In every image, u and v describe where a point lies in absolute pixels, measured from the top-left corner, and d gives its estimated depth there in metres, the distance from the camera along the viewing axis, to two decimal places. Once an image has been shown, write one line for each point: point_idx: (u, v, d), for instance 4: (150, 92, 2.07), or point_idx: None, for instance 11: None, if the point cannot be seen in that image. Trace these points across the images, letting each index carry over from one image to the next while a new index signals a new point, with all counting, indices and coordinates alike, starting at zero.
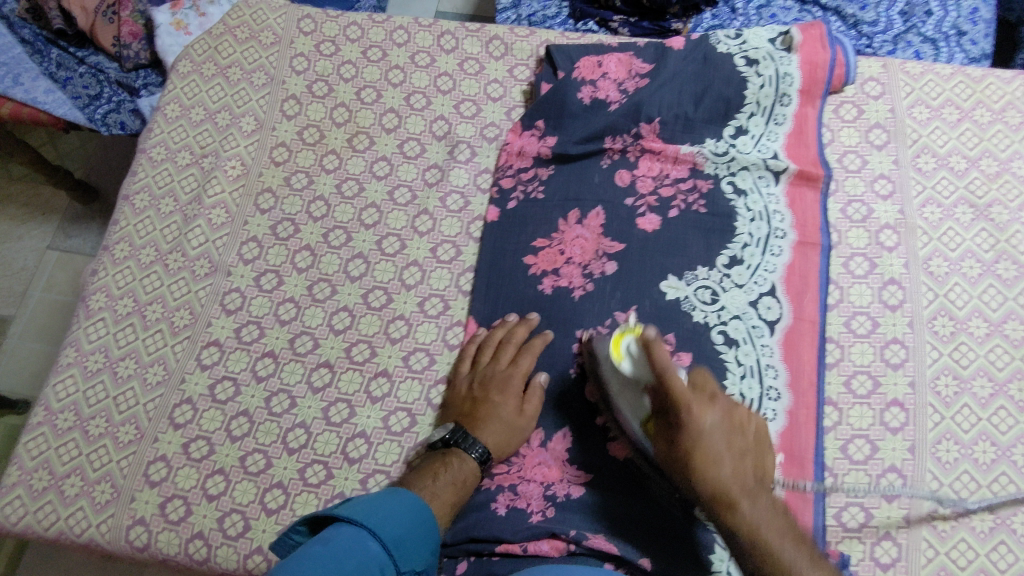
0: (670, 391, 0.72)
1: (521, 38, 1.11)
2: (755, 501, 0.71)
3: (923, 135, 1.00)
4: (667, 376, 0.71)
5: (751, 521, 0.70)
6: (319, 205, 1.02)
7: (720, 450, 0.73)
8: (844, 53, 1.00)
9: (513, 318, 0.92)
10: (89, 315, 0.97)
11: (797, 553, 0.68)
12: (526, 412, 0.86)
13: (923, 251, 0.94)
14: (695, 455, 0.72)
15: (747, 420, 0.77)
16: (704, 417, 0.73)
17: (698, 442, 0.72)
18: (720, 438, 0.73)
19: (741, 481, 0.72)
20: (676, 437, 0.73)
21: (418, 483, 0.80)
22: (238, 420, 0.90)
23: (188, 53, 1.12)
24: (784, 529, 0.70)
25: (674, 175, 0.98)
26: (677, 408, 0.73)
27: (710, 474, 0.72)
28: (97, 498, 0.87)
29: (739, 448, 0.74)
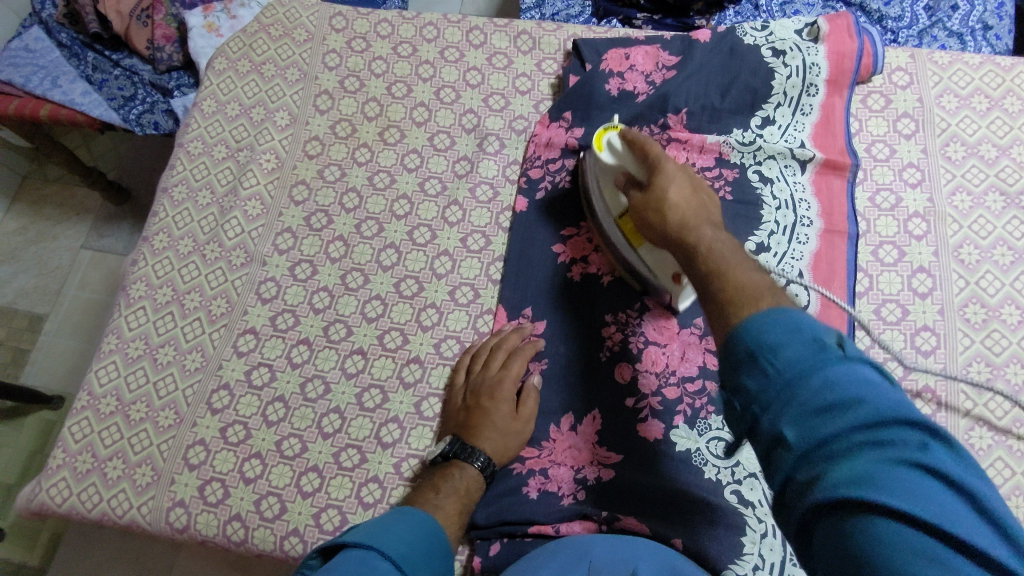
0: (652, 154, 0.79)
1: (549, 32, 1.13)
2: (717, 232, 0.69)
3: (952, 124, 1.00)
4: (646, 140, 0.80)
5: (708, 245, 0.67)
6: (351, 196, 1.04)
7: (685, 194, 0.75)
8: (872, 43, 1.01)
9: (504, 328, 0.93)
10: (130, 304, 1.00)
11: (744, 262, 0.63)
12: (522, 415, 0.86)
13: (953, 239, 0.94)
14: (662, 189, 0.75)
15: (709, 195, 0.77)
16: (668, 191, 0.75)
17: (668, 196, 0.74)
18: (679, 189, 0.75)
19: (701, 211, 0.73)
20: (659, 194, 0.75)
21: (420, 498, 0.79)
22: (275, 405, 0.92)
23: (224, 51, 1.15)
24: (748, 267, 0.62)
25: (700, 164, 0.99)
26: (655, 167, 0.78)
27: (674, 213, 0.73)
28: (138, 481, 0.90)
29: (702, 200, 0.76)
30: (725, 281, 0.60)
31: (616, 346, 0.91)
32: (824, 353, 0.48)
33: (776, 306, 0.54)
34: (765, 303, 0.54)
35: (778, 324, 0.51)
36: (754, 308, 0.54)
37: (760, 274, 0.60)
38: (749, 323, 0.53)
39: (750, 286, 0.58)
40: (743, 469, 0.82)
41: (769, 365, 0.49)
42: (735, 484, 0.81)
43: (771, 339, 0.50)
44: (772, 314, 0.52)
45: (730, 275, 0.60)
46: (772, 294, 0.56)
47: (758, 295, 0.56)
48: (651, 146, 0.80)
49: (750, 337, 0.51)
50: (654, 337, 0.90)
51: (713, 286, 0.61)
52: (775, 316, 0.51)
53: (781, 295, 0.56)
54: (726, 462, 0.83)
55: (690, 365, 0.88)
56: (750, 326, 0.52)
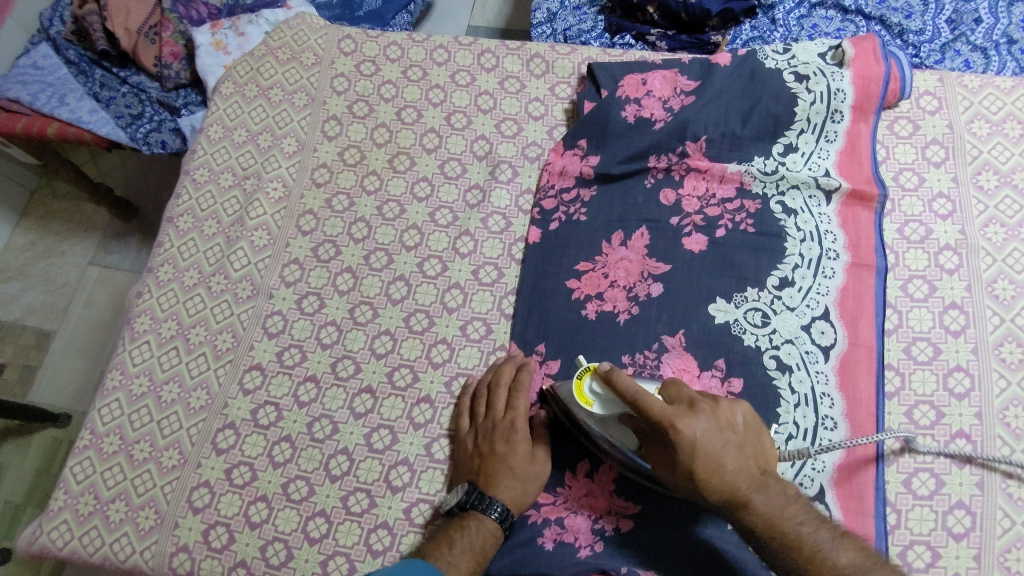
0: (652, 411, 0.68)
1: (562, 56, 1.10)
2: (768, 492, 0.70)
3: (984, 151, 0.96)
4: (642, 400, 0.69)
5: (767, 514, 0.69)
6: (360, 226, 1.02)
7: (723, 451, 0.69)
8: (899, 67, 0.97)
9: (501, 362, 0.90)
10: (134, 338, 0.97)
11: (807, 520, 0.69)
12: (538, 456, 0.83)
13: (987, 274, 0.90)
14: (691, 449, 0.67)
15: (739, 417, 0.72)
16: (698, 432, 0.68)
17: (705, 450, 0.68)
18: (708, 429, 0.68)
19: (749, 475, 0.70)
20: (677, 467, 0.69)
21: (433, 554, 0.75)
22: (281, 446, 0.90)
23: (230, 75, 1.13)
24: (799, 514, 0.69)
25: (720, 194, 0.95)
26: (666, 426, 0.68)
27: (719, 479, 0.68)
28: (141, 524, 0.87)
29: (740, 443, 0.70)
30: (801, 551, 0.67)
31: None
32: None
33: (862, 572, 0.66)
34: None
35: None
36: (840, 573, 0.66)
37: (841, 550, 0.67)
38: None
39: (819, 543, 0.68)
40: None
41: None
42: None
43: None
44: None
45: (802, 542, 0.68)
46: (846, 550, 0.67)
47: (837, 565, 0.66)
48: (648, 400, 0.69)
49: None
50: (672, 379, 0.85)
51: (804, 566, 0.67)
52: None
53: (842, 546, 0.68)
54: None
55: None
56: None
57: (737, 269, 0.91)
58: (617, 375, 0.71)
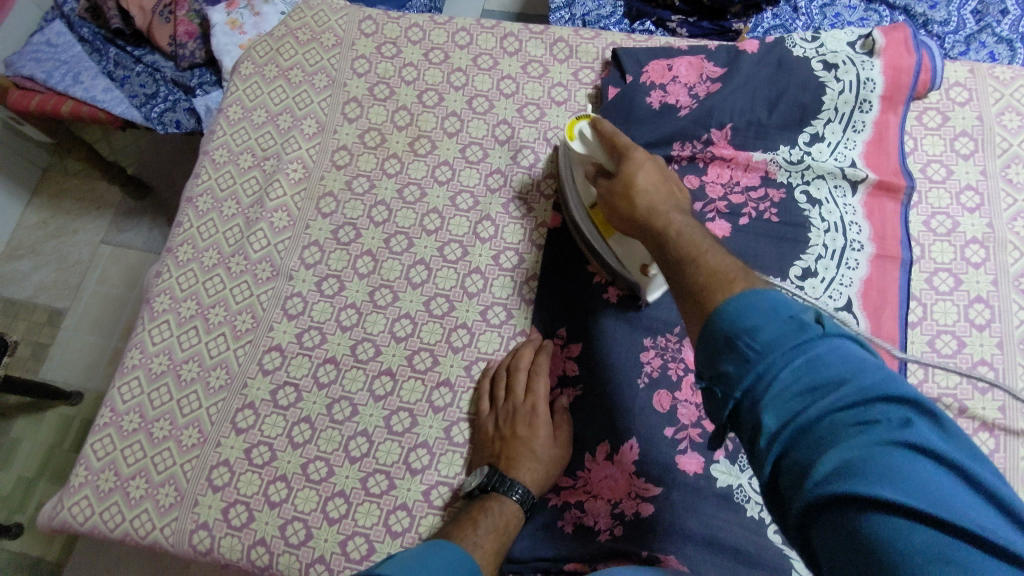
0: (625, 154, 0.79)
1: (586, 40, 1.09)
2: (684, 220, 0.70)
3: (1014, 144, 0.95)
4: (614, 136, 0.81)
5: (675, 229, 0.69)
6: (380, 209, 1.01)
7: (656, 185, 0.75)
8: (932, 57, 0.95)
9: (518, 345, 0.91)
10: (154, 317, 0.97)
11: (717, 251, 0.63)
12: (560, 438, 0.84)
13: (1014, 268, 0.89)
14: (629, 180, 0.76)
15: (675, 184, 0.79)
16: (636, 176, 0.76)
17: (637, 187, 0.75)
18: (649, 174, 0.76)
19: (672, 207, 0.73)
20: (609, 196, 0.78)
21: (458, 534, 0.74)
22: (300, 427, 0.90)
23: (250, 55, 1.12)
24: (710, 249, 0.63)
25: (745, 182, 0.94)
26: (625, 156, 0.79)
27: (644, 202, 0.74)
28: (161, 501, 0.88)
29: (676, 196, 0.76)
30: (698, 265, 0.61)
31: (655, 373, 0.87)
32: (803, 329, 0.50)
33: (758, 292, 0.54)
34: (741, 284, 0.56)
35: (762, 309, 0.52)
36: (737, 292, 0.55)
37: (728, 260, 0.61)
38: (727, 309, 0.53)
39: (721, 266, 0.60)
40: None
41: (747, 349, 0.50)
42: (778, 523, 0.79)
43: (747, 322, 0.51)
44: (761, 300, 0.53)
45: (701, 257, 0.62)
46: (749, 282, 0.57)
47: (734, 277, 0.57)
48: (617, 137, 0.81)
49: (727, 321, 0.53)
50: (694, 364, 0.86)
51: (698, 275, 0.60)
52: (754, 300, 0.53)
53: (756, 279, 0.58)
54: None
55: None
56: (728, 309, 0.53)
57: (761, 258, 0.90)
58: (600, 121, 0.83)
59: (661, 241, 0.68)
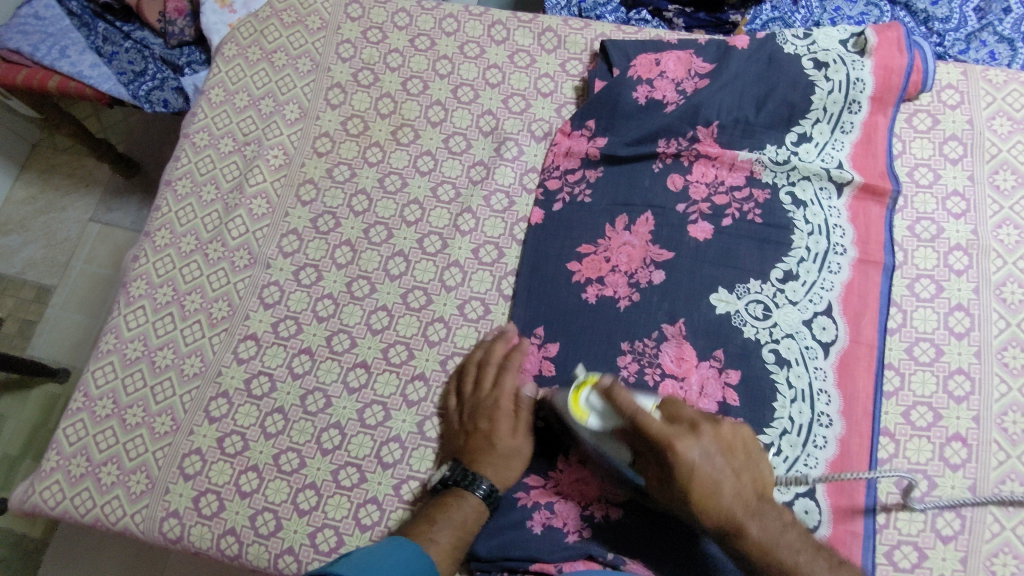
0: (647, 429, 0.68)
1: (575, 31, 1.07)
2: (761, 519, 0.68)
3: (1003, 150, 0.94)
4: (638, 416, 0.69)
5: (758, 537, 0.67)
6: (360, 199, 1.00)
7: (720, 467, 0.68)
8: (922, 58, 0.94)
9: (489, 338, 0.90)
10: (129, 303, 0.97)
11: (797, 544, 0.68)
12: (520, 429, 0.83)
13: (996, 276, 0.88)
14: (684, 468, 0.67)
15: (735, 439, 0.71)
16: (689, 456, 0.67)
17: (696, 497, 0.67)
18: (707, 454, 0.67)
19: (746, 502, 0.68)
20: (665, 493, 0.70)
21: (415, 531, 0.76)
22: (274, 417, 0.89)
23: (233, 37, 1.10)
24: (796, 543, 0.68)
25: (729, 182, 0.93)
26: (669, 454, 0.67)
27: (705, 492, 0.67)
28: (133, 488, 0.88)
29: (740, 469, 0.69)
30: (753, 530, 0.67)
31: (631, 377, 0.85)
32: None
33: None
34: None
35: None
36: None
37: (816, 571, 0.67)
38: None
39: (777, 539, 0.68)
40: None
41: None
42: None
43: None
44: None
45: (797, 568, 0.67)
46: (812, 556, 0.68)
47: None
48: (641, 412, 0.69)
49: None
50: (671, 369, 0.84)
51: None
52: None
53: (807, 551, 0.68)
54: None
55: (709, 400, 0.83)
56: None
57: (743, 264, 0.89)
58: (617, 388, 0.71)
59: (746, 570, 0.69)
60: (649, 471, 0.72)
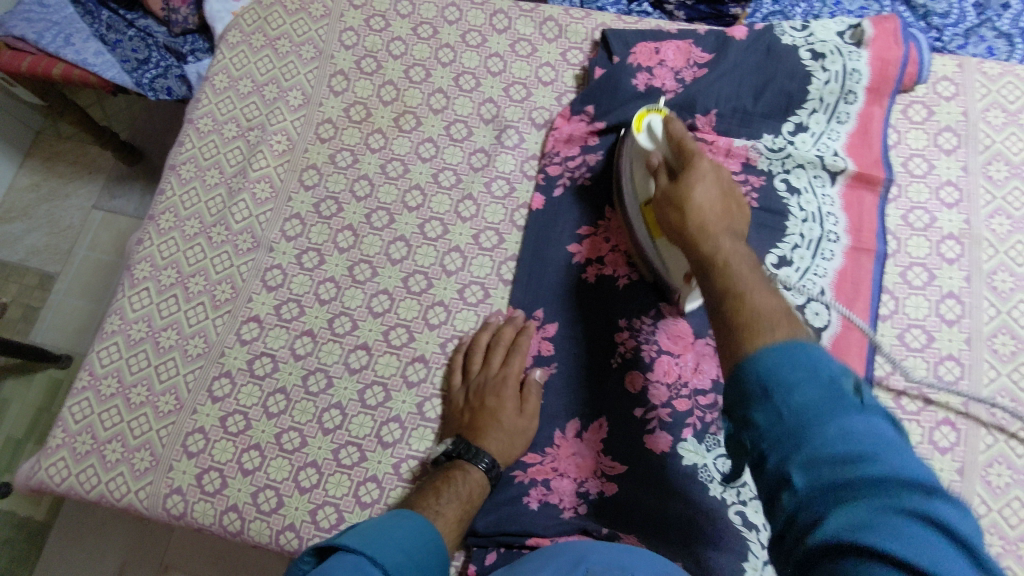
0: (684, 143, 0.75)
1: (576, 20, 1.08)
2: (737, 245, 0.63)
3: (997, 141, 0.95)
4: (678, 140, 0.77)
5: (723, 256, 0.62)
6: (362, 184, 1.01)
7: (714, 199, 0.69)
8: (918, 50, 0.95)
9: (496, 321, 0.92)
10: (134, 284, 0.98)
11: (762, 286, 0.57)
12: (527, 410, 0.85)
13: (987, 265, 0.90)
14: (686, 179, 0.71)
15: (738, 219, 0.69)
16: (693, 190, 0.70)
17: (691, 198, 0.69)
18: (709, 188, 0.70)
19: (725, 228, 0.66)
20: (668, 189, 0.73)
21: (420, 504, 0.77)
22: (275, 397, 0.91)
23: (238, 23, 1.11)
24: (758, 281, 0.58)
25: (726, 168, 0.94)
26: (688, 163, 0.73)
27: (694, 216, 0.67)
28: (137, 465, 0.89)
29: (733, 214, 0.69)
30: (713, 266, 0.61)
31: (628, 353, 0.88)
32: (841, 398, 0.44)
33: (788, 339, 0.49)
34: (782, 333, 0.49)
35: (794, 361, 0.46)
36: (761, 340, 0.50)
37: (768, 299, 0.55)
38: (753, 357, 0.49)
39: (751, 286, 0.57)
40: (750, 490, 0.80)
41: (781, 403, 0.45)
42: (739, 504, 0.80)
43: (790, 376, 0.46)
44: (785, 347, 0.48)
45: (747, 299, 0.55)
46: (787, 326, 0.50)
47: (764, 318, 0.52)
48: (682, 137, 0.77)
49: (762, 371, 0.47)
50: (667, 346, 0.87)
51: (722, 309, 0.56)
52: (789, 347, 0.48)
53: (795, 323, 0.51)
54: (732, 479, 0.81)
55: (703, 377, 0.85)
56: (756, 355, 0.48)
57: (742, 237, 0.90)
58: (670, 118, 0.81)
59: (700, 262, 0.63)
60: (665, 176, 0.76)
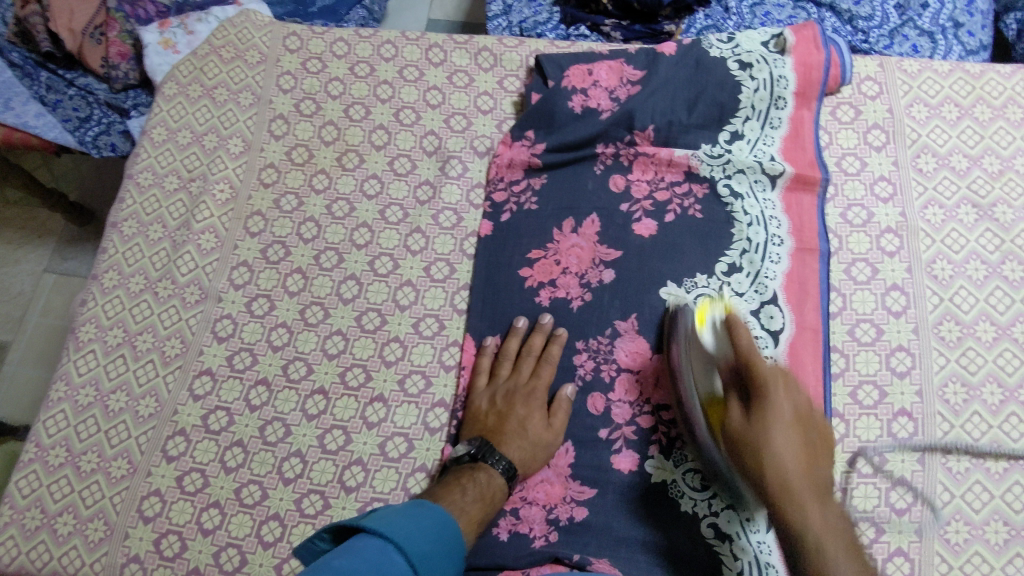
0: (750, 358, 0.71)
1: (510, 48, 1.10)
2: (825, 507, 0.62)
3: (923, 134, 0.98)
4: (751, 355, 0.72)
5: (813, 533, 0.60)
6: (309, 226, 1.00)
7: (792, 444, 0.65)
8: (839, 53, 0.98)
9: (524, 327, 0.90)
10: (79, 348, 0.95)
11: (852, 552, 0.58)
12: (554, 425, 0.84)
13: (926, 255, 0.92)
14: (762, 425, 0.67)
15: (821, 457, 0.67)
16: (773, 437, 0.65)
17: (768, 422, 0.67)
18: (787, 431, 0.66)
19: (811, 477, 0.64)
20: (741, 425, 0.68)
21: (446, 498, 0.75)
22: (233, 450, 0.89)
23: (173, 75, 1.11)
24: (840, 530, 0.60)
25: (668, 181, 0.96)
26: (762, 402, 0.68)
27: (776, 474, 0.64)
28: (91, 536, 0.86)
29: (814, 453, 0.66)
30: (811, 558, 0.59)
31: (588, 375, 0.88)
32: None
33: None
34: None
35: None
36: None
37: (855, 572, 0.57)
38: None
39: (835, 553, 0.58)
40: (720, 500, 0.80)
41: None
42: (712, 517, 0.80)
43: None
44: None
45: None
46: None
47: None
48: (759, 366, 0.71)
49: None
50: (627, 363, 0.87)
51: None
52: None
53: None
54: (703, 493, 0.81)
55: (664, 393, 0.86)
56: None
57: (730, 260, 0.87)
58: (737, 326, 0.75)
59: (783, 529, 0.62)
60: (737, 403, 0.71)
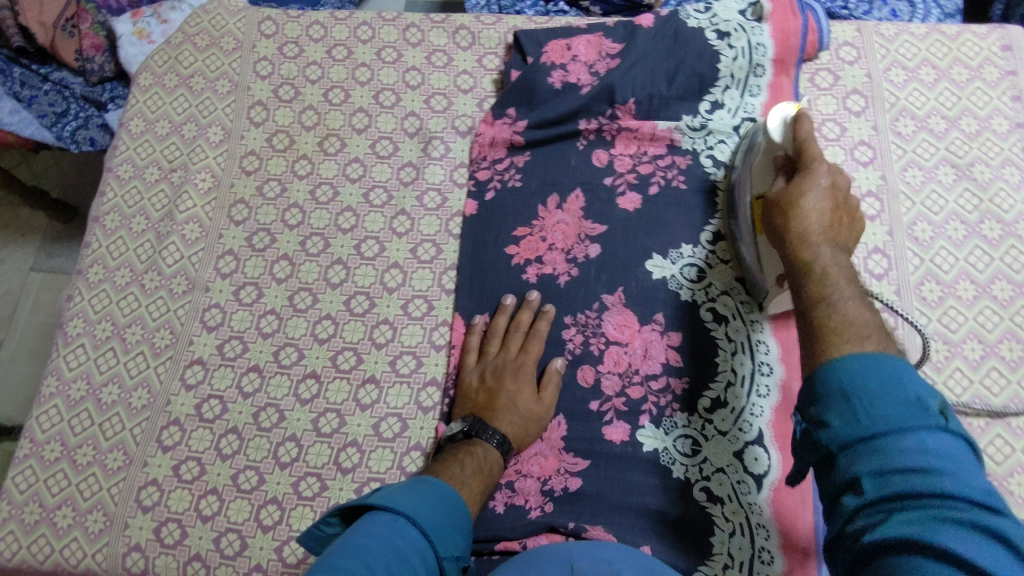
0: (805, 144, 0.70)
1: (488, 26, 1.09)
2: (838, 254, 0.62)
3: (901, 98, 0.99)
4: (807, 140, 0.70)
5: (821, 264, 0.61)
6: (294, 213, 1.00)
7: (823, 208, 0.64)
8: (816, 19, 0.99)
9: (512, 305, 0.91)
10: (68, 343, 0.95)
11: (857, 296, 0.58)
12: (545, 398, 0.85)
13: (906, 217, 0.93)
14: (800, 189, 0.66)
15: (851, 234, 0.65)
16: (806, 194, 0.65)
17: (809, 189, 0.65)
18: (823, 197, 0.65)
19: (833, 235, 0.63)
20: (779, 192, 0.68)
21: (445, 473, 0.77)
22: (228, 438, 0.89)
23: (148, 65, 1.10)
24: (846, 288, 0.58)
25: (652, 152, 0.96)
26: (806, 167, 0.68)
27: (799, 221, 0.63)
28: (90, 528, 0.86)
29: (842, 219, 0.65)
30: (823, 310, 0.57)
31: (577, 349, 0.88)
32: (923, 415, 0.47)
33: (867, 354, 0.52)
34: (870, 346, 0.53)
35: (871, 374, 0.50)
36: (842, 349, 0.53)
37: (855, 304, 0.57)
38: (835, 364, 0.52)
39: (853, 324, 0.55)
40: (711, 464, 0.82)
41: (859, 411, 0.49)
42: (704, 481, 0.81)
43: (870, 387, 0.50)
44: (855, 363, 0.51)
45: (836, 313, 0.56)
46: (873, 342, 0.53)
47: (840, 333, 0.55)
48: (809, 141, 0.70)
49: (842, 375, 0.51)
50: (615, 336, 0.88)
51: (812, 311, 0.58)
52: (865, 363, 0.51)
53: (879, 341, 0.54)
54: (694, 459, 0.82)
55: (654, 362, 0.86)
56: (839, 365, 0.52)
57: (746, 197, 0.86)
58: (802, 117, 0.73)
59: (794, 271, 0.62)
60: (783, 180, 0.71)
